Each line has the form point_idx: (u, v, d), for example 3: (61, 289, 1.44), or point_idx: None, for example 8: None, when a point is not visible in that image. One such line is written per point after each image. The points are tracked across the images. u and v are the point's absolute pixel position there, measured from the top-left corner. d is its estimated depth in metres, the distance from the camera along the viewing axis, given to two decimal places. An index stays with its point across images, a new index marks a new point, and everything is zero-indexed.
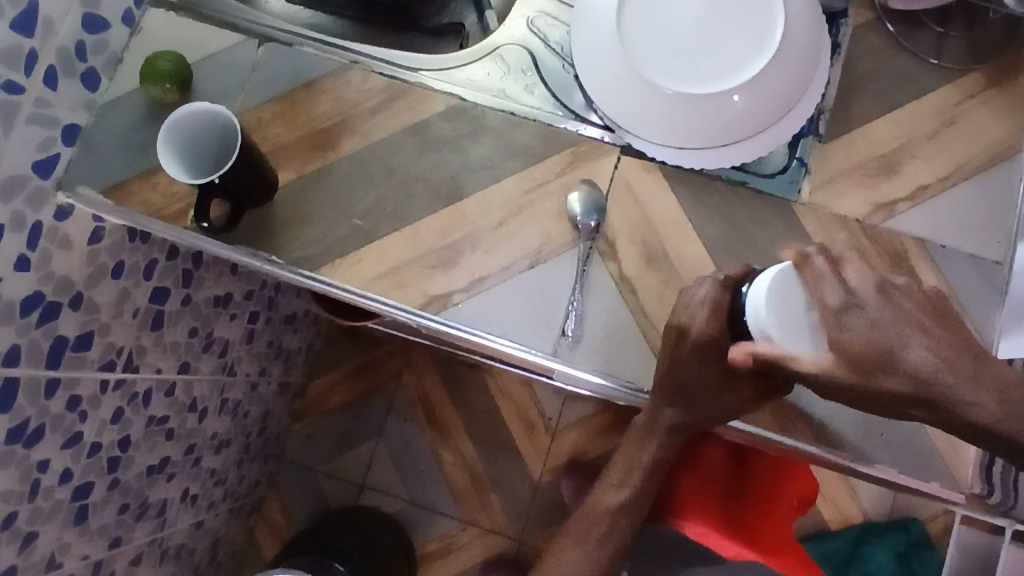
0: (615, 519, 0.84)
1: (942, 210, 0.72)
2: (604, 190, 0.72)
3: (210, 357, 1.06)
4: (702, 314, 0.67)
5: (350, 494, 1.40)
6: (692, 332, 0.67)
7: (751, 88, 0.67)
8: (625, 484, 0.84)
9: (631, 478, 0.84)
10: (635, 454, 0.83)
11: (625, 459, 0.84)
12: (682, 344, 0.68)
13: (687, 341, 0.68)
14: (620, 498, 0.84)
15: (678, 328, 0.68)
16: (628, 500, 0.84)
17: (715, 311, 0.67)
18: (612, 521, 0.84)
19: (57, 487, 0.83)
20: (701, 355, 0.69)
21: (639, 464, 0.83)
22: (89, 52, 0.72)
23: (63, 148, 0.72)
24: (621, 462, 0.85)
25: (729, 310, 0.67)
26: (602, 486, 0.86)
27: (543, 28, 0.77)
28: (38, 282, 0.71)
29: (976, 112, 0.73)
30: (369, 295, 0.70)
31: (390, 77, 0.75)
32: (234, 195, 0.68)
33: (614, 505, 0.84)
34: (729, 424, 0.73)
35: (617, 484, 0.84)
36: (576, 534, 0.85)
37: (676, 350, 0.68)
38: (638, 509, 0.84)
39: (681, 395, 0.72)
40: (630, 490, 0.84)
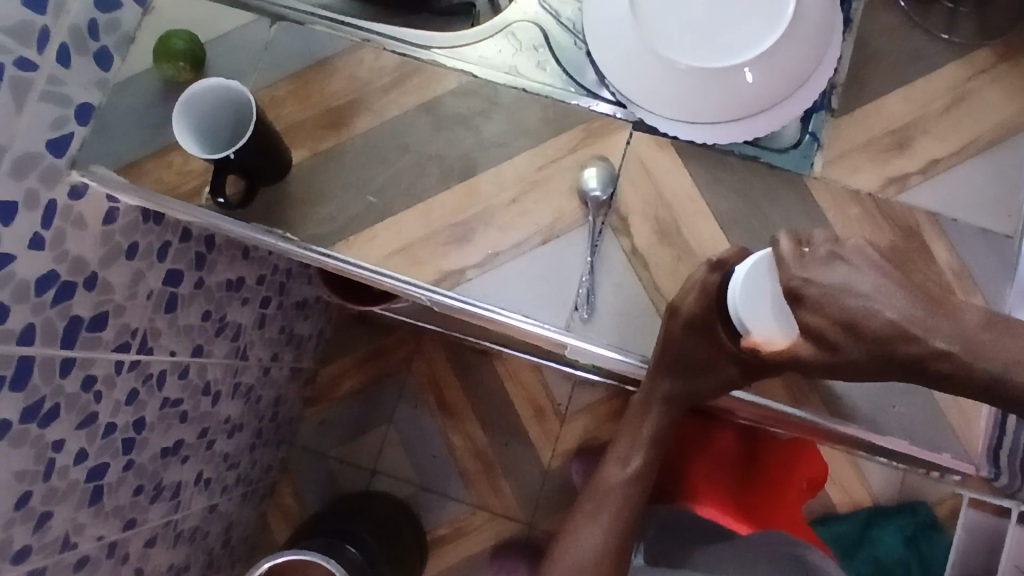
0: (625, 492, 0.85)
1: (953, 184, 0.71)
2: (617, 166, 0.72)
3: (223, 341, 1.07)
4: (692, 294, 0.67)
5: (362, 479, 1.41)
6: (681, 313, 0.68)
7: (765, 63, 0.67)
8: (630, 457, 0.85)
9: (635, 450, 0.85)
10: (637, 428, 0.84)
11: (629, 432, 0.84)
12: (674, 321, 0.69)
13: (677, 320, 0.69)
14: (627, 473, 0.85)
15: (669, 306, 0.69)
16: (635, 474, 0.85)
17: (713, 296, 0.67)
18: (620, 495, 0.85)
19: (72, 466, 0.84)
20: (694, 332, 0.70)
21: (641, 436, 0.84)
22: (101, 31, 0.73)
23: (77, 127, 0.72)
24: (626, 435, 0.86)
25: (715, 293, 0.67)
26: (608, 462, 0.87)
27: (555, 5, 0.76)
28: (52, 261, 0.71)
29: (988, 87, 0.73)
30: (383, 271, 0.71)
31: (402, 55, 0.75)
32: (249, 173, 0.69)
33: (625, 479, 0.85)
34: (731, 394, 0.75)
35: (622, 457, 0.86)
36: (589, 510, 0.86)
37: (669, 326, 0.69)
38: (644, 481, 0.85)
39: (680, 368, 0.74)
40: (636, 463, 0.85)
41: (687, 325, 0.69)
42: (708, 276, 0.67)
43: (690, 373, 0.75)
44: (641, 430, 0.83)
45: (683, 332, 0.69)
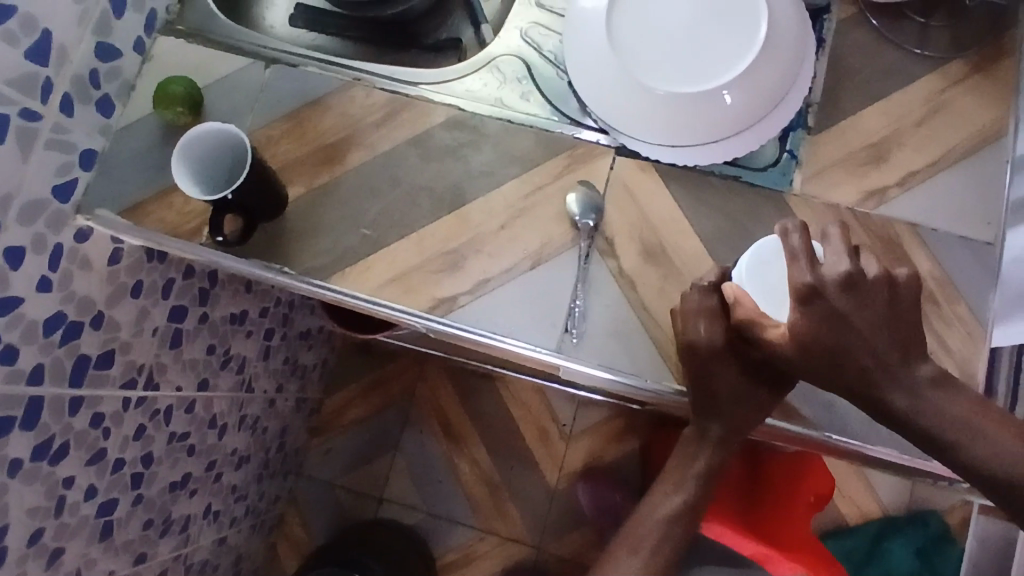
0: (667, 528, 0.85)
1: (932, 195, 0.73)
2: (601, 190, 0.74)
3: (228, 374, 1.09)
4: (703, 317, 0.69)
5: (369, 507, 1.42)
6: (700, 343, 0.69)
7: (741, 85, 0.69)
8: (675, 493, 0.86)
9: (682, 484, 0.86)
10: (687, 464, 0.85)
11: (676, 465, 0.86)
12: (694, 352, 0.70)
13: (698, 351, 0.70)
14: (676, 505, 0.85)
15: (687, 341, 0.69)
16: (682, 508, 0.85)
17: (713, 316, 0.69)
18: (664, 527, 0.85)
19: (83, 502, 0.86)
20: (718, 357, 0.72)
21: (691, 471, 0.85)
22: (103, 79, 0.76)
23: (81, 172, 0.75)
24: (674, 470, 0.87)
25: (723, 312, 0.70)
26: (655, 494, 0.87)
27: (537, 39, 0.79)
28: (60, 302, 0.74)
29: (961, 99, 0.75)
30: (378, 301, 0.73)
31: (392, 92, 0.78)
32: (247, 210, 0.71)
33: (668, 513, 0.85)
34: (765, 424, 0.74)
35: (668, 490, 0.86)
36: (627, 545, 0.85)
37: (692, 356, 0.70)
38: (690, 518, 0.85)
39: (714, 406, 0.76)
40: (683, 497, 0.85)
41: (710, 353, 0.70)
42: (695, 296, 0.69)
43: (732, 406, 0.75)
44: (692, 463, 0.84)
45: (692, 355, 0.70)
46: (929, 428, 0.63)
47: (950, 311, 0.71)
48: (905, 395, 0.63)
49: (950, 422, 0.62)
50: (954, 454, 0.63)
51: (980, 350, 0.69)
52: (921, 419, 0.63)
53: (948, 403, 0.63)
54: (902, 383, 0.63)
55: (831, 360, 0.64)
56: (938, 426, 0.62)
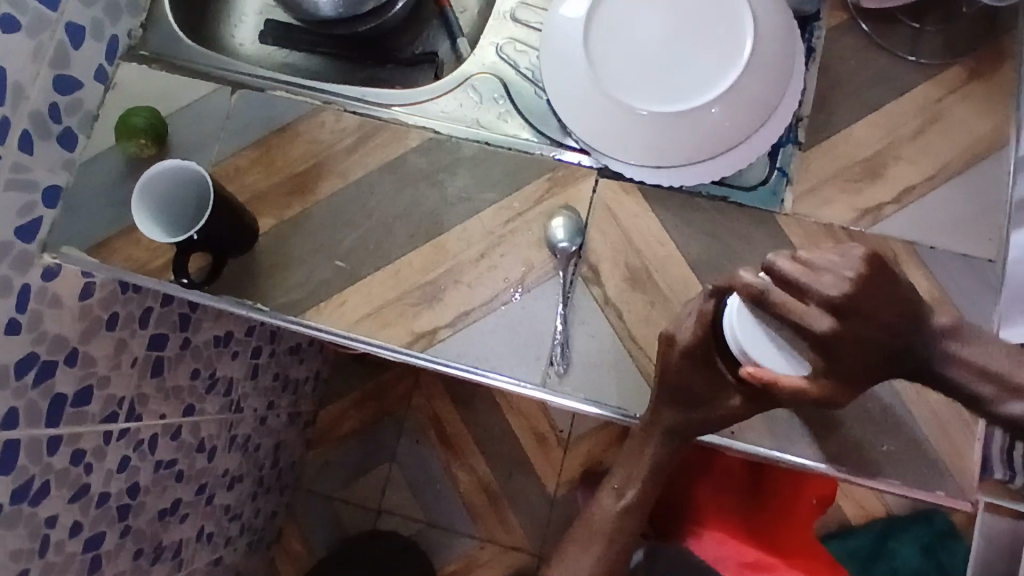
0: (619, 524, 0.80)
1: (929, 211, 0.70)
2: (584, 215, 0.71)
3: (215, 397, 1.04)
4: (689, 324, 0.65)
5: (367, 519, 1.38)
6: (678, 340, 0.65)
7: (727, 101, 0.66)
8: (625, 488, 0.79)
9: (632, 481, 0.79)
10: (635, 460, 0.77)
11: (628, 464, 0.78)
12: (670, 351, 0.66)
13: (674, 349, 0.66)
14: (622, 504, 0.80)
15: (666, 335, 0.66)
16: (631, 505, 0.79)
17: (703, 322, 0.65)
18: (613, 531, 0.80)
19: (68, 540, 0.82)
20: (693, 362, 0.66)
21: (638, 468, 0.77)
22: (64, 112, 0.73)
23: (45, 210, 0.73)
24: (625, 465, 0.79)
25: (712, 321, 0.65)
26: (603, 491, 0.81)
27: (513, 55, 0.76)
28: (31, 343, 0.71)
29: (958, 108, 0.72)
30: (355, 336, 0.70)
31: (363, 115, 0.75)
32: (214, 248, 0.68)
33: (617, 512, 0.80)
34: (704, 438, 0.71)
35: (618, 490, 0.80)
36: (580, 539, 0.81)
37: (666, 357, 0.66)
38: (640, 514, 0.80)
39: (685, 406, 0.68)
40: (631, 496, 0.79)
41: (685, 355, 0.66)
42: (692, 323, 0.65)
43: (698, 408, 0.68)
44: (639, 461, 0.77)
45: (674, 391, 0.67)
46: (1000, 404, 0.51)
47: None
48: (953, 374, 0.53)
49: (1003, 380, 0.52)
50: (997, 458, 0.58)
51: None
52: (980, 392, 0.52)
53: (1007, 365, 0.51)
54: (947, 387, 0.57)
55: (855, 358, 0.56)
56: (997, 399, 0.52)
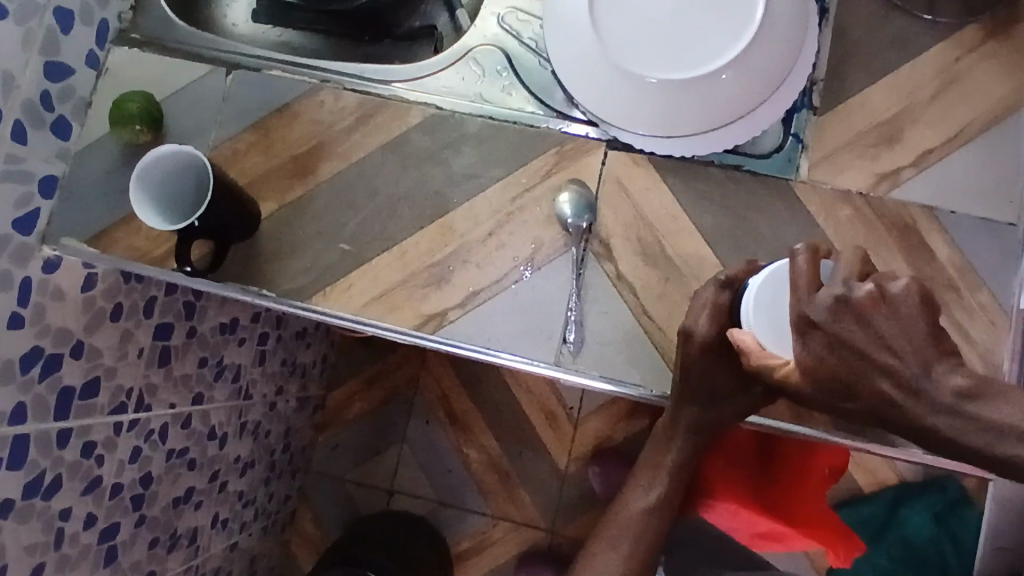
0: (645, 521, 0.78)
1: (948, 175, 0.68)
2: (594, 189, 0.69)
3: (223, 385, 1.03)
4: (704, 315, 0.64)
5: (380, 500, 1.38)
6: (696, 335, 0.64)
7: (740, 66, 0.64)
8: (652, 486, 0.78)
9: (660, 477, 0.78)
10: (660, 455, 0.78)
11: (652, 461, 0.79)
12: (689, 345, 0.64)
13: (693, 343, 0.64)
14: (653, 498, 0.78)
15: (683, 331, 0.64)
16: (659, 501, 0.78)
17: (717, 314, 0.64)
18: (641, 524, 0.78)
19: (83, 532, 0.81)
20: (713, 357, 0.65)
21: (663, 463, 0.78)
22: (56, 100, 0.71)
23: (42, 201, 0.72)
24: (648, 463, 0.79)
25: (729, 311, 0.64)
26: (631, 490, 0.80)
27: (515, 26, 0.74)
28: (35, 337, 0.69)
29: (976, 68, 0.69)
30: (363, 319, 0.69)
31: (363, 93, 0.73)
32: (216, 234, 0.67)
33: (646, 506, 0.78)
34: (745, 420, 0.69)
35: (645, 485, 0.79)
36: (609, 537, 0.78)
37: (685, 351, 0.65)
38: (670, 508, 0.78)
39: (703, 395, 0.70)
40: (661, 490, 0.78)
41: (704, 349, 0.64)
42: (718, 296, 0.64)
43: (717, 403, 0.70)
44: (664, 456, 0.77)
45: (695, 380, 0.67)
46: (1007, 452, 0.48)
47: (972, 300, 0.66)
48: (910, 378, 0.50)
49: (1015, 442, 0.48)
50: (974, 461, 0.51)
51: (1005, 340, 0.65)
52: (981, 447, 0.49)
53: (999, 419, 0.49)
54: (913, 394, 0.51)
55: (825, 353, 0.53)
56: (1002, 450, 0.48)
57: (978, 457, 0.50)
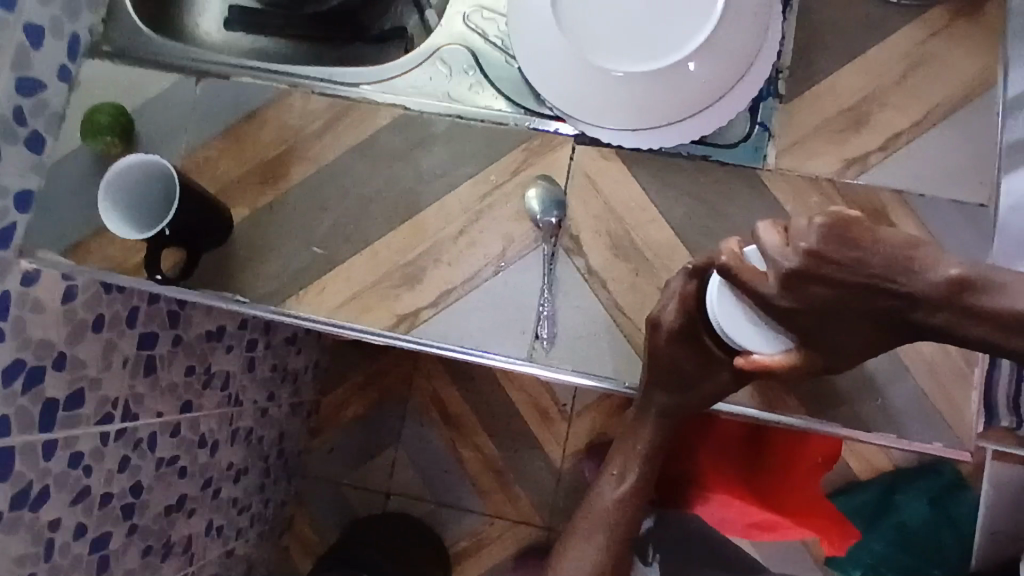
0: (620, 511, 0.78)
1: (917, 158, 0.68)
2: (563, 184, 0.70)
3: (212, 392, 1.03)
4: (672, 303, 0.64)
5: (376, 502, 1.38)
6: (663, 324, 0.64)
7: (704, 55, 0.64)
8: (625, 473, 0.78)
9: (631, 465, 0.77)
10: (632, 443, 0.77)
11: (623, 444, 0.78)
12: (657, 333, 0.65)
13: (660, 332, 0.64)
14: (626, 489, 0.78)
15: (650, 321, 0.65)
16: (631, 492, 0.78)
17: (685, 302, 0.63)
18: (617, 514, 0.78)
19: (73, 542, 0.81)
20: (684, 345, 0.65)
21: (636, 452, 0.77)
22: (28, 114, 0.71)
23: (18, 215, 0.72)
24: (621, 449, 0.79)
25: (696, 300, 0.63)
26: (604, 478, 0.80)
27: (481, 24, 0.74)
28: (16, 350, 0.70)
29: (943, 49, 0.69)
30: (336, 322, 0.69)
31: (332, 96, 0.73)
32: (190, 242, 0.67)
33: (619, 498, 0.78)
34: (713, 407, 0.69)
35: (617, 475, 0.78)
36: (585, 529, 0.79)
37: (653, 341, 0.65)
38: (641, 498, 0.78)
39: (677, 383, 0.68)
40: (632, 481, 0.77)
41: (673, 336, 0.64)
42: (686, 286, 0.63)
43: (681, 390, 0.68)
44: (635, 443, 0.77)
45: (669, 372, 0.67)
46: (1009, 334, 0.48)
47: None
48: (886, 295, 0.50)
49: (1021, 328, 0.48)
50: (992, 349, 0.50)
51: None
52: (985, 336, 0.49)
53: (1002, 306, 0.48)
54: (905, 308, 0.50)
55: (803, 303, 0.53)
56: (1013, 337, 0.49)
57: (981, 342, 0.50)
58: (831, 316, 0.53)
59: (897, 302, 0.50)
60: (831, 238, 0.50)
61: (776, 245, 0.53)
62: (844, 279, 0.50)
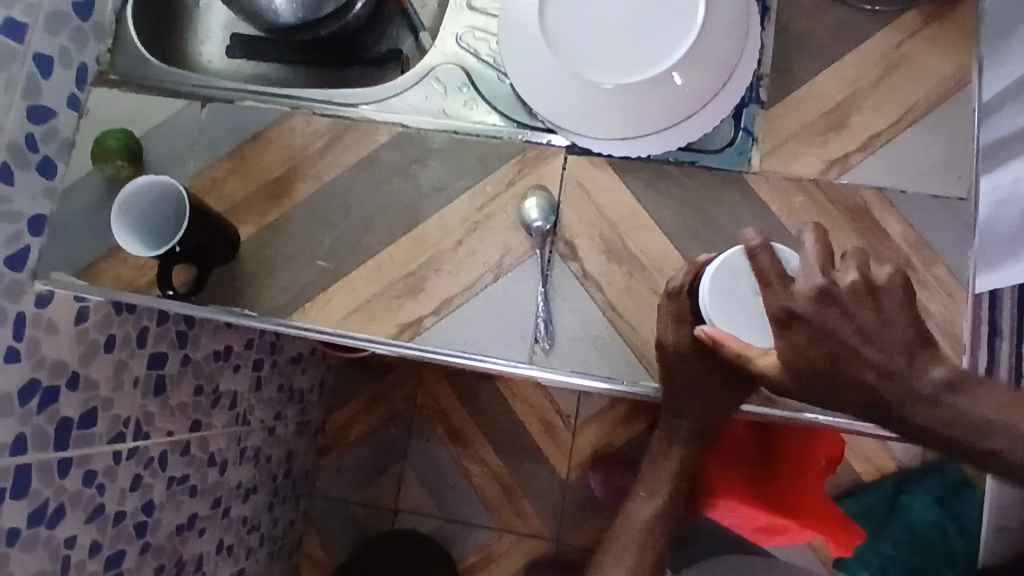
0: (651, 526, 0.81)
1: (897, 157, 0.70)
2: (557, 193, 0.72)
3: (221, 412, 1.05)
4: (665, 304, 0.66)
5: (385, 520, 1.39)
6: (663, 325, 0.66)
7: (687, 66, 0.67)
8: (654, 491, 0.81)
9: (660, 484, 0.81)
10: (661, 463, 0.81)
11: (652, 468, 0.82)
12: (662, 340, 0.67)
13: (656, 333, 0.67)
14: (655, 506, 0.81)
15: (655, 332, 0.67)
16: (662, 508, 0.81)
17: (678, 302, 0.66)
18: (648, 530, 0.81)
19: (89, 559, 0.83)
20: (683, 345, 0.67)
21: (665, 471, 0.81)
22: (40, 142, 0.74)
23: (31, 238, 0.75)
24: (651, 471, 0.83)
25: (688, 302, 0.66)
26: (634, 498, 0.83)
27: (473, 43, 0.77)
28: (31, 370, 0.72)
29: (918, 51, 0.72)
30: (342, 332, 0.72)
31: (332, 117, 0.76)
32: (198, 260, 0.70)
33: (650, 514, 0.81)
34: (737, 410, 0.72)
35: (648, 492, 0.82)
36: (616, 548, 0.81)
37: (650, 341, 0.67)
38: (673, 514, 0.82)
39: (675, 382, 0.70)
40: (661, 497, 0.81)
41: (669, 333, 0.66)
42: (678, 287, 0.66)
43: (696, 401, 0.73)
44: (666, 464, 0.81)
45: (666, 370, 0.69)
46: (979, 441, 0.50)
47: (928, 275, 0.68)
48: (879, 368, 0.52)
49: (999, 435, 0.50)
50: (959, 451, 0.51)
51: (964, 312, 0.67)
52: (952, 434, 0.51)
53: (978, 414, 0.50)
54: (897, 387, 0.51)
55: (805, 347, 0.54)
56: (989, 441, 0.50)
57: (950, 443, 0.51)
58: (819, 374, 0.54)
59: (887, 383, 0.52)
60: (856, 291, 0.52)
61: (816, 261, 0.54)
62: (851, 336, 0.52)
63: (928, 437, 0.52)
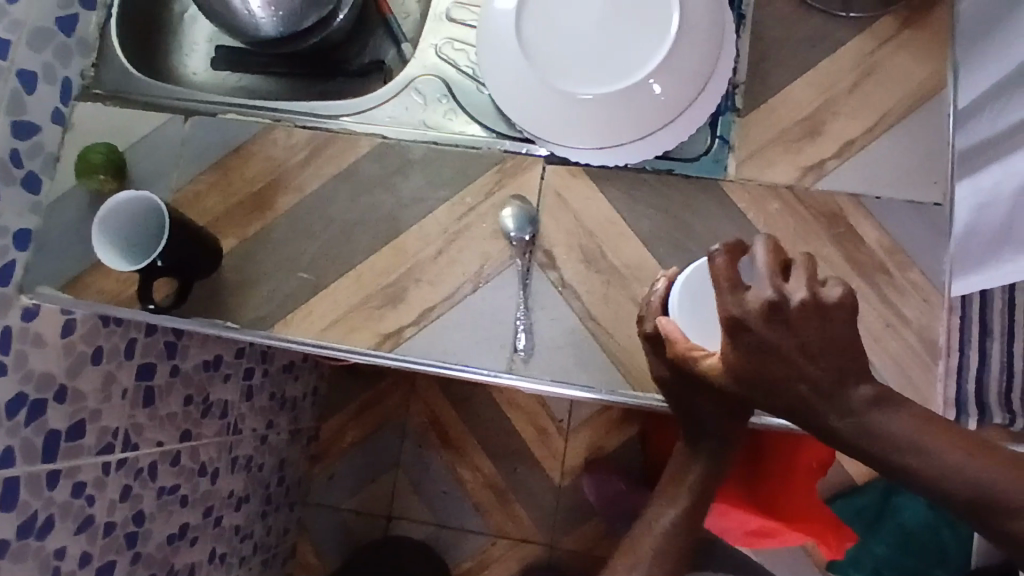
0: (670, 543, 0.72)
1: (873, 164, 0.71)
2: (536, 203, 0.73)
3: (211, 421, 1.05)
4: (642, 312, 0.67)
5: (378, 527, 1.39)
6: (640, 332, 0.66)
7: (663, 75, 0.67)
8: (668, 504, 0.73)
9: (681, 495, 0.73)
10: (679, 475, 0.74)
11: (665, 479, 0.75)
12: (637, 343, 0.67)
13: None
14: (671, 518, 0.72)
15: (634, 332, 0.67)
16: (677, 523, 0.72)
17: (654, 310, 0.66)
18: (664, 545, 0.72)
19: (79, 570, 0.83)
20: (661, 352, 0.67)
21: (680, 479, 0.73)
22: (25, 157, 0.75)
23: (17, 253, 0.76)
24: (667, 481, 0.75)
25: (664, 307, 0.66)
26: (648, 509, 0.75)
27: (452, 55, 0.78)
28: (19, 383, 0.73)
29: (893, 58, 0.73)
30: (325, 343, 0.72)
31: (313, 129, 0.77)
32: (181, 273, 0.70)
33: (668, 527, 0.72)
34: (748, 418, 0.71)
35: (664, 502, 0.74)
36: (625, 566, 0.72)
37: None
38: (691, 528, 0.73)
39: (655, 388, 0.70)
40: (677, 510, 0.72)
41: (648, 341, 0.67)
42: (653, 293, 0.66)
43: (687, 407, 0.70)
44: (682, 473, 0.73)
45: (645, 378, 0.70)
46: (898, 458, 0.51)
47: (903, 279, 0.69)
48: (815, 381, 0.52)
49: (918, 456, 0.51)
50: (881, 466, 0.52)
51: (940, 316, 0.68)
52: (877, 450, 0.51)
53: (898, 433, 0.51)
54: (828, 401, 0.52)
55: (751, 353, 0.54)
56: (905, 461, 0.51)
57: (871, 457, 0.52)
58: (760, 380, 0.55)
59: (820, 396, 0.52)
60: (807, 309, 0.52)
61: (771, 269, 0.54)
62: (790, 347, 0.52)
63: (847, 449, 0.53)
